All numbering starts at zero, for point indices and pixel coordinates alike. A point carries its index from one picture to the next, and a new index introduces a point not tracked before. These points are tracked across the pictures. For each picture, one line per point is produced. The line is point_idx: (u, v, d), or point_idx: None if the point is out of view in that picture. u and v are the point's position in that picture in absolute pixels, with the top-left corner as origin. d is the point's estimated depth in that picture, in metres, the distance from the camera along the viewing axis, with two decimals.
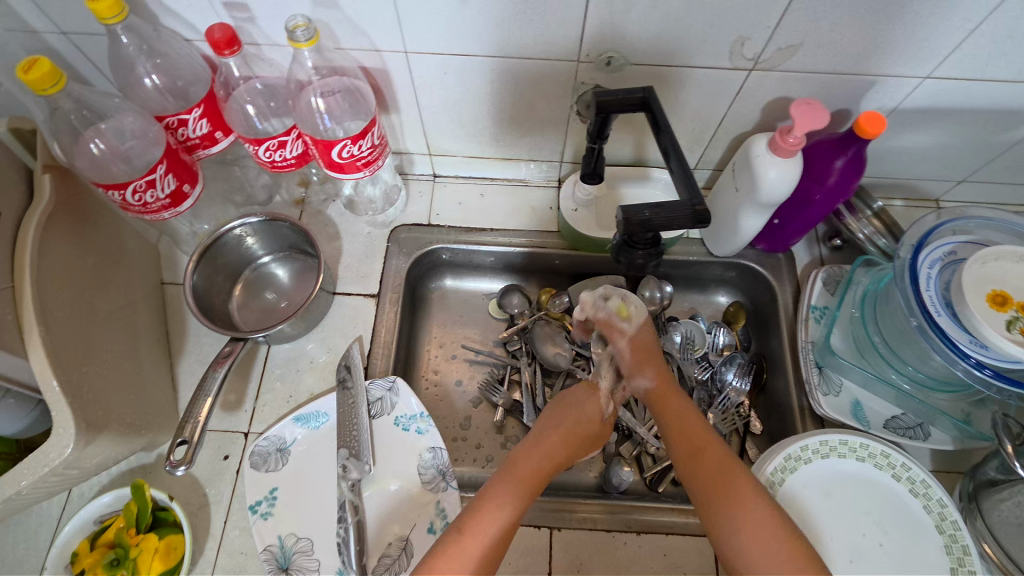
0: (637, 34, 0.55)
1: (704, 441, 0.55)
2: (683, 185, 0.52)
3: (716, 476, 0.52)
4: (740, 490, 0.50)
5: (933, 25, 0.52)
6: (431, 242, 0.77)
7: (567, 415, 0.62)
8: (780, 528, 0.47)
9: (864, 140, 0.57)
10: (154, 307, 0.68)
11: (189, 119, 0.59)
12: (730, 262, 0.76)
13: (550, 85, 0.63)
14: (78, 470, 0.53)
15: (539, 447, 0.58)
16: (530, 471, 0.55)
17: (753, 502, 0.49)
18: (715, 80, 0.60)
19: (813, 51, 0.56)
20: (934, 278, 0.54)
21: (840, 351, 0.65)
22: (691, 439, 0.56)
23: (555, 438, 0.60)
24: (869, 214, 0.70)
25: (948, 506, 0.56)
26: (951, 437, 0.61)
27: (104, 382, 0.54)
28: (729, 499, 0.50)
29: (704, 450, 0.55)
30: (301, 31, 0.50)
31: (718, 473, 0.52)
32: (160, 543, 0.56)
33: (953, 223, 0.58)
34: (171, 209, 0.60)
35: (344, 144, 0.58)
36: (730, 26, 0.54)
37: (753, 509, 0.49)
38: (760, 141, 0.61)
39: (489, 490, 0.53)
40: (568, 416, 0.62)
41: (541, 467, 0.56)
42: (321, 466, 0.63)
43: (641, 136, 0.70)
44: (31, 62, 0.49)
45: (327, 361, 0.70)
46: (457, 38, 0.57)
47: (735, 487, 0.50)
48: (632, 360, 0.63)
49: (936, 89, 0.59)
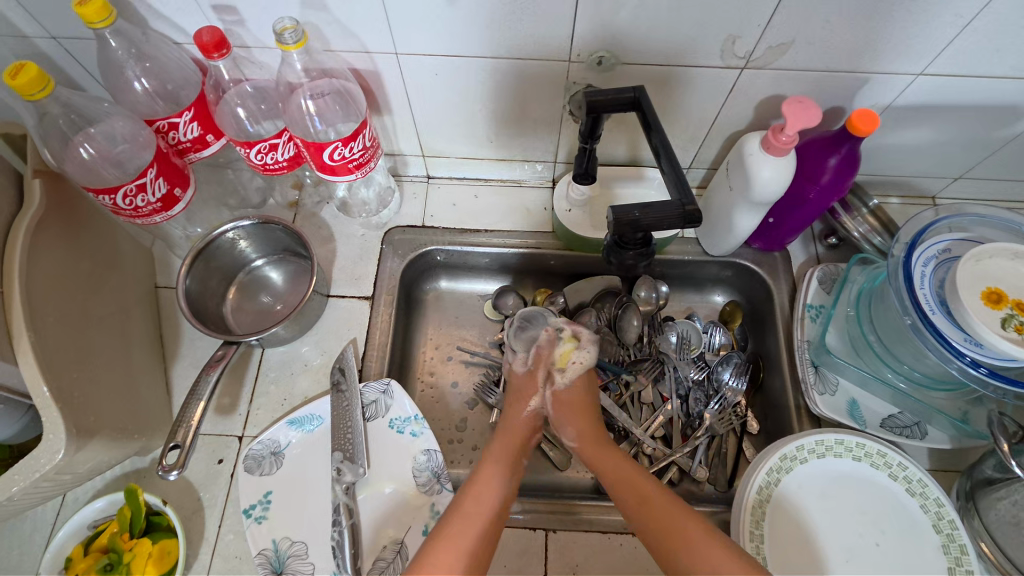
0: (627, 33, 0.55)
1: (643, 485, 0.55)
2: (673, 185, 0.52)
3: (660, 519, 0.52)
4: (688, 531, 0.50)
5: (925, 22, 0.51)
6: (425, 243, 0.77)
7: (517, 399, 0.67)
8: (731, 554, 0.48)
9: (857, 138, 0.57)
10: (147, 311, 0.68)
11: (179, 122, 0.59)
12: (726, 261, 0.75)
13: (542, 86, 0.63)
14: (71, 475, 0.53)
15: (503, 444, 0.62)
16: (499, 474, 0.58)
17: (704, 539, 0.49)
18: (707, 79, 0.60)
19: (804, 48, 0.55)
20: (929, 276, 0.53)
21: (836, 351, 0.64)
22: (631, 486, 0.56)
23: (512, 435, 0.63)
24: (864, 212, 0.70)
25: (945, 505, 0.56)
26: (948, 436, 0.61)
27: (96, 387, 0.54)
28: (683, 531, 0.50)
29: (643, 495, 0.54)
30: (290, 34, 0.50)
31: (663, 516, 0.52)
32: (154, 548, 0.56)
33: (948, 220, 0.57)
34: (162, 213, 0.60)
35: (335, 146, 0.58)
36: (721, 24, 0.53)
37: (707, 541, 0.49)
38: (753, 139, 0.61)
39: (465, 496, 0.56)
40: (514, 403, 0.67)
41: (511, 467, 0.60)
42: (314, 469, 0.63)
43: (634, 135, 0.70)
44: (19, 68, 0.48)
45: (321, 363, 0.70)
46: (447, 38, 0.57)
47: (681, 527, 0.51)
48: (569, 411, 0.65)
49: (929, 85, 0.59)
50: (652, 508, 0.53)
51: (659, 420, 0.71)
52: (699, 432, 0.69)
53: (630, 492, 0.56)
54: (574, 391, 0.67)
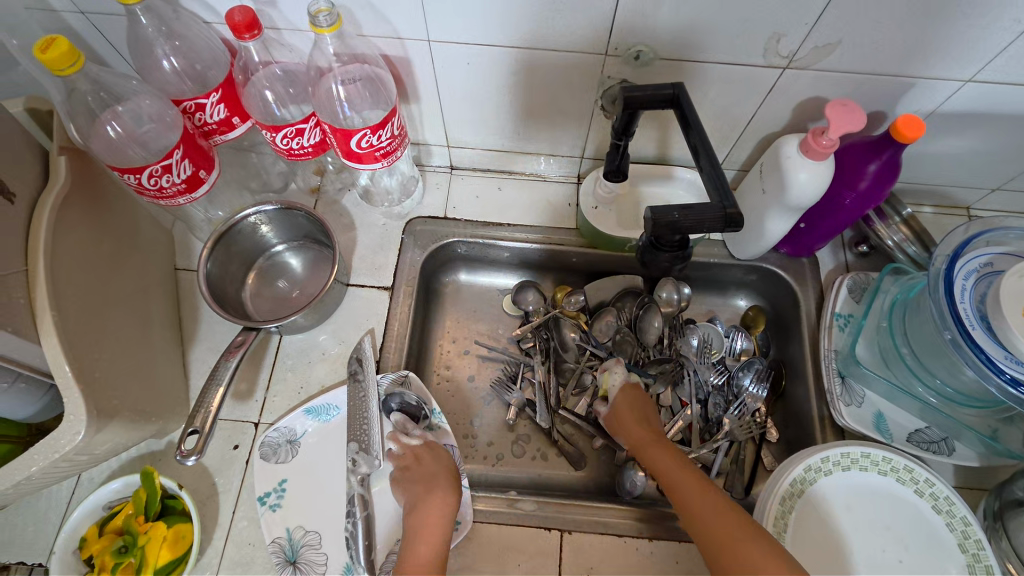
0: (668, 27, 0.53)
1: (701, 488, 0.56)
2: (713, 187, 0.50)
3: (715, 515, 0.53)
4: (738, 534, 0.51)
5: (980, 26, 0.50)
6: (447, 235, 0.76)
7: (436, 482, 0.59)
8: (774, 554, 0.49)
9: (900, 144, 0.55)
10: (167, 294, 0.68)
11: (206, 104, 0.58)
12: (752, 265, 0.74)
13: (574, 80, 0.62)
14: (88, 456, 0.53)
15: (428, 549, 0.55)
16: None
17: (751, 540, 0.50)
18: (747, 78, 0.58)
19: (851, 50, 0.54)
20: (969, 291, 0.52)
21: (865, 361, 0.63)
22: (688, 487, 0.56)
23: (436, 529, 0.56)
24: (898, 221, 0.68)
25: (972, 524, 0.55)
26: (977, 453, 0.59)
27: (115, 369, 0.53)
28: (737, 531, 0.51)
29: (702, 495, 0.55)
30: (324, 17, 0.49)
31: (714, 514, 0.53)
32: (169, 531, 0.56)
33: (987, 234, 0.55)
34: (187, 194, 0.60)
35: (363, 133, 0.57)
36: (767, 22, 0.52)
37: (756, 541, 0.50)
38: (792, 141, 0.59)
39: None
40: (421, 493, 0.59)
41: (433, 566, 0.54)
42: (330, 459, 0.63)
43: (665, 133, 0.68)
44: (49, 42, 0.48)
45: (339, 353, 0.69)
46: (480, 28, 0.55)
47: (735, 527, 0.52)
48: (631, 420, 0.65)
49: (977, 93, 0.57)
50: (708, 506, 0.54)
51: (678, 424, 0.69)
52: (718, 437, 0.68)
53: (686, 492, 0.56)
54: (640, 396, 0.68)
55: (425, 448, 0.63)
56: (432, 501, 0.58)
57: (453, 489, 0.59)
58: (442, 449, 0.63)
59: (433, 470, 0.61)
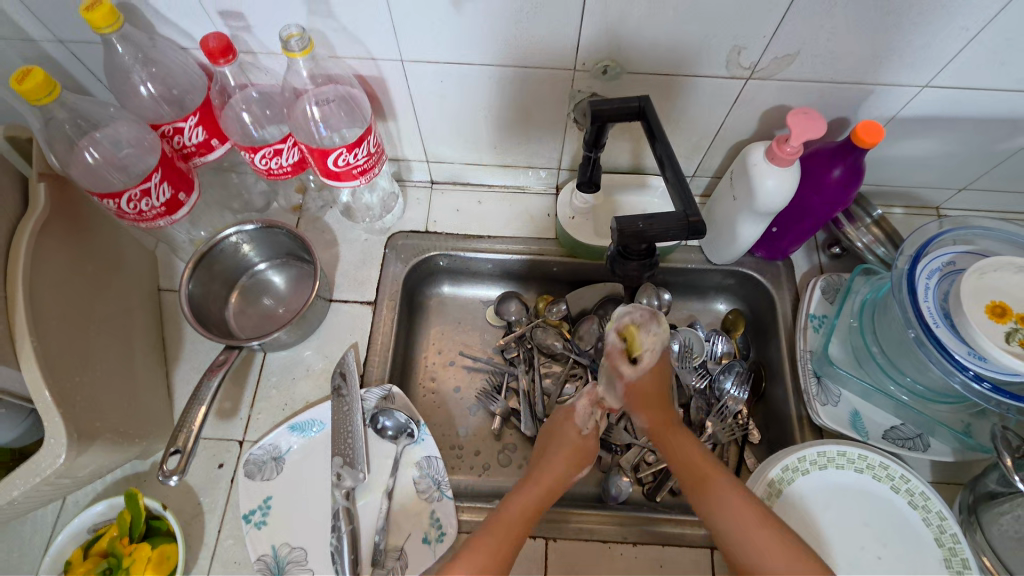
0: (634, 42, 0.55)
1: (707, 474, 0.52)
2: (678, 197, 0.52)
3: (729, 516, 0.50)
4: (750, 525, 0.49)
5: (929, 34, 0.51)
6: (429, 249, 0.77)
7: (538, 481, 0.55)
8: (801, 557, 0.46)
9: (861, 149, 0.57)
10: (150, 315, 0.68)
11: (184, 127, 0.59)
12: (729, 270, 0.75)
13: (547, 93, 0.63)
14: (71, 479, 0.53)
15: (515, 513, 0.52)
16: (505, 536, 0.50)
17: (785, 551, 0.47)
18: (714, 88, 0.60)
19: (810, 60, 0.56)
20: (933, 289, 0.53)
21: (838, 361, 0.64)
22: (695, 470, 0.53)
23: (537, 489, 0.54)
24: (868, 223, 0.70)
25: (948, 518, 0.56)
26: (951, 448, 0.60)
27: (98, 391, 0.54)
28: (749, 524, 0.49)
29: (706, 483, 0.52)
30: (296, 41, 0.50)
31: (738, 506, 0.50)
32: (154, 552, 0.56)
33: (954, 233, 0.57)
34: (167, 217, 0.60)
35: (340, 152, 0.58)
36: (728, 35, 0.53)
37: (770, 532, 0.48)
38: (758, 149, 0.61)
39: (472, 542, 0.50)
40: (560, 456, 0.58)
41: (521, 528, 0.51)
42: (316, 475, 0.63)
43: (638, 144, 0.70)
44: (25, 73, 0.49)
45: (323, 368, 0.70)
46: (453, 45, 0.57)
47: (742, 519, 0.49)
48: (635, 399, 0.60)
49: (934, 98, 0.59)
50: (713, 499, 0.51)
51: None
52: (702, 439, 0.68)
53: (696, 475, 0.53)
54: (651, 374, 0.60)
55: (585, 441, 0.60)
56: (549, 464, 0.57)
57: (564, 480, 0.56)
58: (587, 442, 0.60)
59: (575, 437, 0.59)
